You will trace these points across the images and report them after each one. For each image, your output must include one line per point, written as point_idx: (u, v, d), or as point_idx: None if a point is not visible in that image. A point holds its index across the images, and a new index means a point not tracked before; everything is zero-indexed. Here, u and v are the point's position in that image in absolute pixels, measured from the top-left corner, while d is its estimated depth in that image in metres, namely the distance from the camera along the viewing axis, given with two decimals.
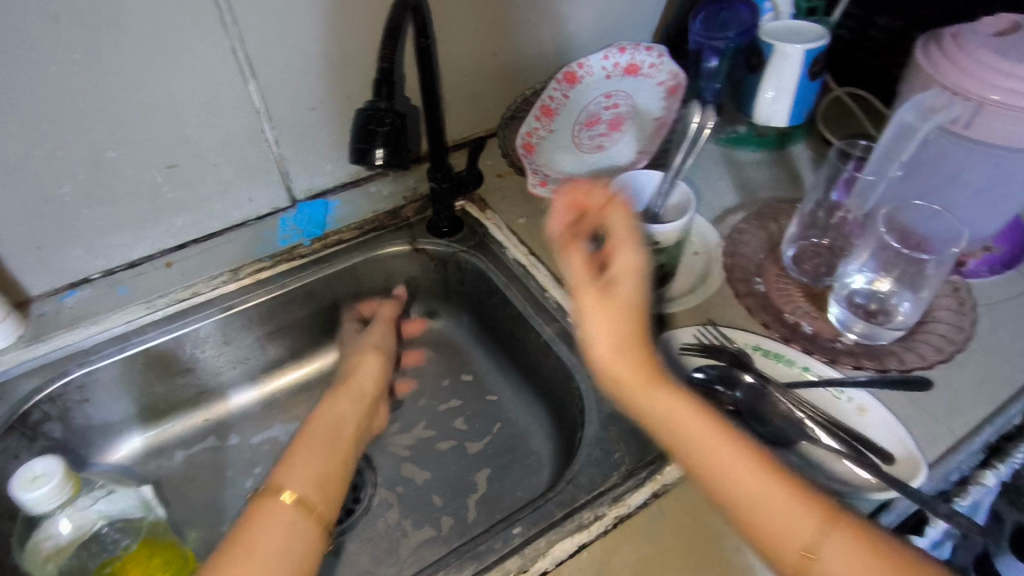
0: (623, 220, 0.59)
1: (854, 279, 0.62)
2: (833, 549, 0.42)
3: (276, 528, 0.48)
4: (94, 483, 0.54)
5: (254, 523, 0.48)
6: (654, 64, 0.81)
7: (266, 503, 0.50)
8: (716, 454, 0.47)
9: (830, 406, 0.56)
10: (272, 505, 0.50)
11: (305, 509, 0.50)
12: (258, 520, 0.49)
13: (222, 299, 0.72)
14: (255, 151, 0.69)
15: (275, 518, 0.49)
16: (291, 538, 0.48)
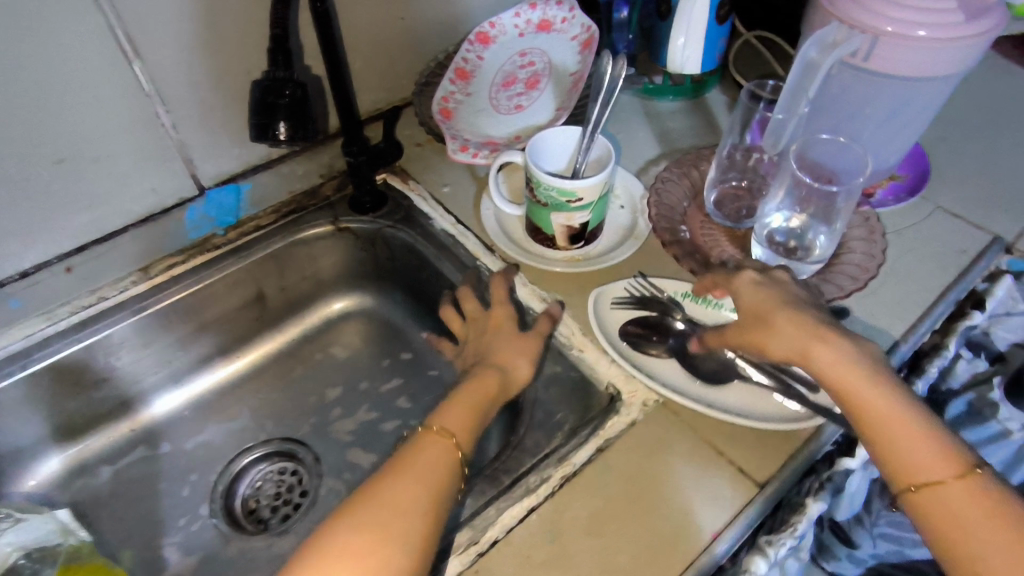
0: (545, 177, 0.58)
1: (772, 219, 0.64)
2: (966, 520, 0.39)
3: (435, 461, 0.48)
4: None
5: (414, 459, 0.48)
6: (567, 18, 0.79)
7: (428, 442, 0.49)
8: (857, 382, 0.44)
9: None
10: (436, 445, 0.49)
11: (461, 465, 0.49)
12: (424, 457, 0.48)
13: (132, 301, 0.67)
14: (151, 138, 0.64)
15: (439, 462, 0.48)
16: (451, 493, 0.47)
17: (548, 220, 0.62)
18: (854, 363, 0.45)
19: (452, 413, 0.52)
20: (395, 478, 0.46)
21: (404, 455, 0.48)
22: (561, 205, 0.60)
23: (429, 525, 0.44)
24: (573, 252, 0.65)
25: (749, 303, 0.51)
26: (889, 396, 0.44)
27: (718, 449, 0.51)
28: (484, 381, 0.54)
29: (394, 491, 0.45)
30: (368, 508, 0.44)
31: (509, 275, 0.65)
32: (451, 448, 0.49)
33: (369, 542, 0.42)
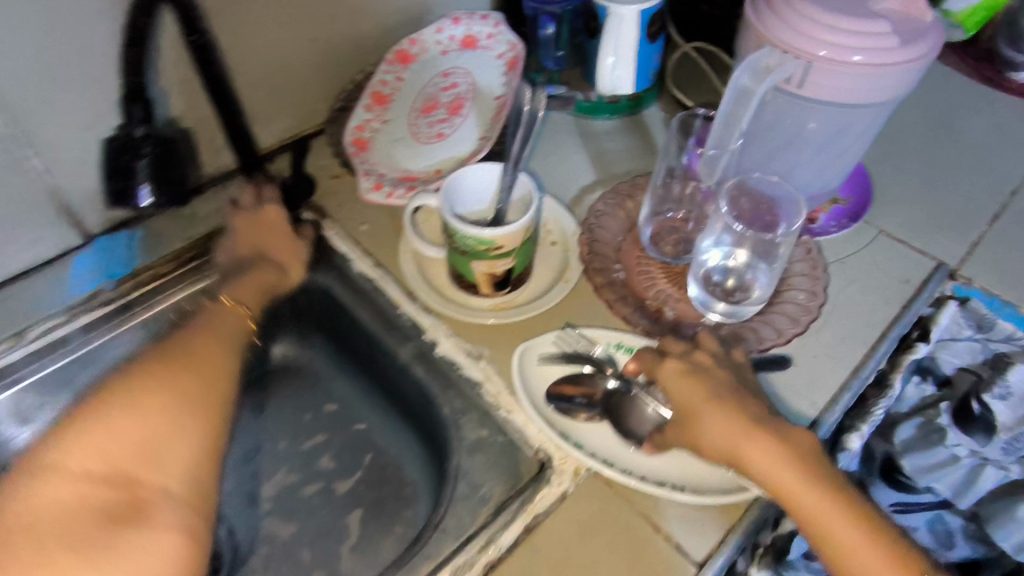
0: (459, 225, 0.53)
1: (710, 255, 0.59)
2: None
3: (230, 329, 0.54)
4: None
5: (204, 327, 0.53)
6: (492, 34, 0.74)
7: (228, 309, 0.55)
8: (813, 497, 0.44)
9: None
10: (231, 316, 0.55)
11: (251, 332, 0.56)
12: (216, 323, 0.54)
13: (6, 373, 0.59)
14: (17, 188, 0.57)
15: (230, 326, 0.54)
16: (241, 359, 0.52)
17: (468, 267, 0.57)
18: (792, 463, 0.45)
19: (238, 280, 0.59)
20: (178, 366, 0.47)
21: (201, 320, 0.53)
22: (480, 253, 0.55)
23: (225, 364, 0.50)
24: (499, 298, 0.60)
25: (689, 402, 0.49)
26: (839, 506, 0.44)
27: (656, 525, 0.48)
28: (262, 268, 0.60)
29: (211, 341, 0.51)
30: (160, 366, 0.46)
31: (432, 327, 0.60)
32: (243, 317, 0.56)
33: (159, 382, 0.45)
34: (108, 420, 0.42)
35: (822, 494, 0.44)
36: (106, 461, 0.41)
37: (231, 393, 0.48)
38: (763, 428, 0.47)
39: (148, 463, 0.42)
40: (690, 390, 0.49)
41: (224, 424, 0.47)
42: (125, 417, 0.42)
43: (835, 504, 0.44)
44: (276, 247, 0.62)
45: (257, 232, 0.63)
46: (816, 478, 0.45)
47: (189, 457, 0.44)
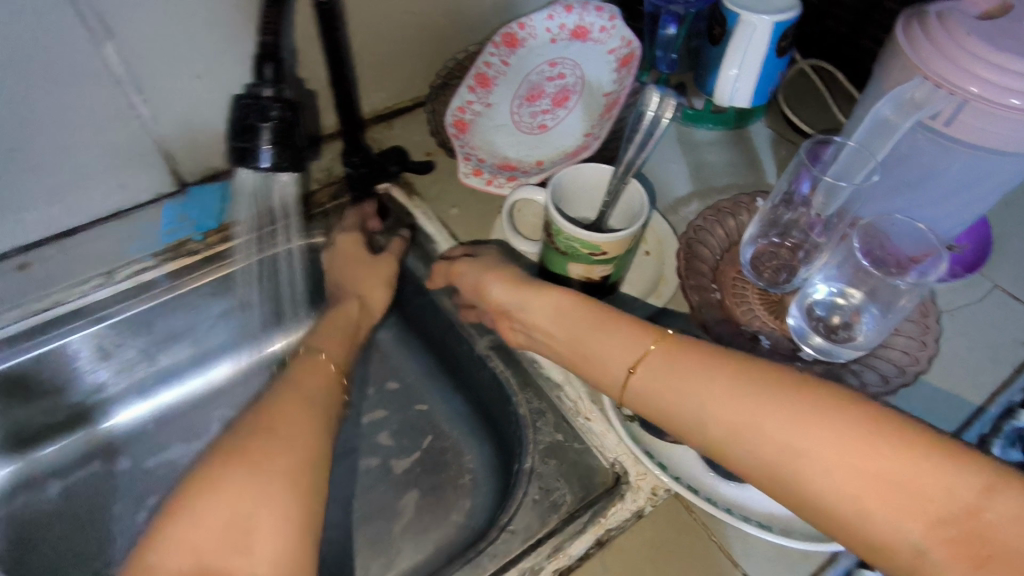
0: (566, 226, 0.51)
1: (816, 290, 0.58)
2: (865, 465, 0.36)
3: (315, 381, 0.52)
4: None
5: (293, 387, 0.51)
6: (606, 27, 0.70)
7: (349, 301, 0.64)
8: (688, 394, 0.42)
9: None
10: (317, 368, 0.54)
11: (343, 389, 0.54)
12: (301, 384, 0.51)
13: (91, 308, 0.60)
14: (124, 129, 0.56)
15: (314, 386, 0.52)
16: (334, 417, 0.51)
17: (564, 267, 0.56)
18: (681, 354, 0.44)
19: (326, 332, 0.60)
20: (264, 436, 0.44)
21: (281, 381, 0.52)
22: (582, 256, 0.53)
23: (314, 442, 0.46)
24: None
25: (575, 330, 0.50)
26: (727, 395, 0.41)
27: (734, 559, 0.46)
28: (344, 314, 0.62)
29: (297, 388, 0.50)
30: (261, 437, 0.44)
31: None
32: (328, 373, 0.54)
33: (285, 409, 0.48)
34: (219, 502, 0.40)
35: (700, 381, 0.42)
36: (197, 556, 0.39)
37: (320, 472, 0.45)
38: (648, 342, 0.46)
39: (238, 547, 0.40)
40: (572, 321, 0.50)
41: (323, 433, 0.47)
42: (236, 482, 0.41)
43: (724, 398, 0.41)
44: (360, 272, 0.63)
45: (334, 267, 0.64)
46: (689, 364, 0.43)
47: (280, 536, 0.40)
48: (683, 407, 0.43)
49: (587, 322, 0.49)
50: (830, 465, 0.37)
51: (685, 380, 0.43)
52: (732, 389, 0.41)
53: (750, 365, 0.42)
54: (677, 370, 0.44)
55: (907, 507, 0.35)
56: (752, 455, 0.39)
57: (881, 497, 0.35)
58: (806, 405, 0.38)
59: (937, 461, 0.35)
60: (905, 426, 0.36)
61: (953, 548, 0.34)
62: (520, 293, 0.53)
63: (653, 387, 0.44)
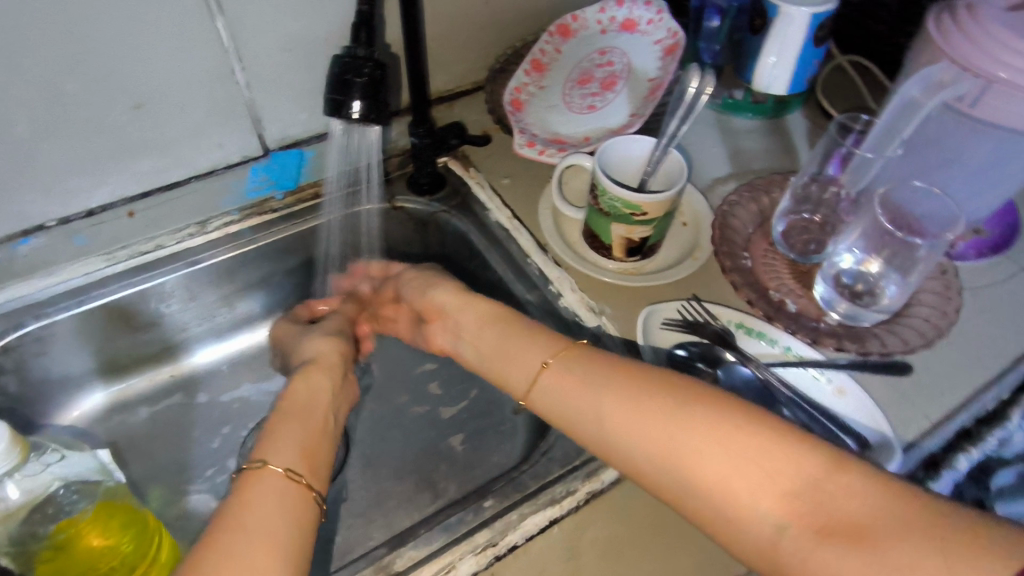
0: (611, 187, 0.57)
1: (843, 259, 0.62)
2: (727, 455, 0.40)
3: (271, 501, 0.43)
4: (41, 449, 0.52)
5: (243, 508, 0.42)
6: (654, 20, 0.76)
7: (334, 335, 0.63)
8: (589, 396, 0.47)
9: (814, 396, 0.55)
10: (270, 483, 0.44)
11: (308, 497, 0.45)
12: (252, 503, 0.42)
13: (187, 253, 0.68)
14: (223, 94, 0.64)
15: (275, 496, 0.43)
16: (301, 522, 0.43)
17: (607, 229, 0.61)
18: (592, 359, 0.49)
19: (274, 442, 0.47)
20: (234, 532, 0.40)
21: (231, 503, 0.42)
22: (624, 217, 0.59)
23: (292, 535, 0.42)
24: (627, 263, 0.64)
25: (495, 344, 0.55)
26: (615, 394, 0.46)
27: None
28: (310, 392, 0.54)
29: (248, 510, 0.42)
30: (230, 540, 0.39)
31: (558, 279, 0.64)
32: (301, 484, 0.45)
33: (251, 517, 0.41)
34: None
35: (596, 383, 0.48)
36: None
37: None
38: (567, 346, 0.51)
39: None
40: (492, 336, 0.56)
41: (302, 531, 0.42)
42: None
43: (613, 398, 0.46)
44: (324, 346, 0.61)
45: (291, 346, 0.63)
46: (596, 372, 0.48)
47: None
48: (589, 410, 0.47)
49: (506, 335, 0.55)
50: (701, 456, 0.41)
51: (594, 383, 0.48)
52: (615, 391, 0.46)
53: (645, 373, 0.46)
54: (571, 377, 0.49)
55: (764, 479, 0.39)
56: (635, 450, 0.44)
57: (741, 475, 0.39)
58: (682, 410, 0.43)
59: (784, 448, 0.39)
60: (768, 421, 0.41)
61: (803, 522, 0.37)
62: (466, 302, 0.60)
63: (562, 390, 0.49)
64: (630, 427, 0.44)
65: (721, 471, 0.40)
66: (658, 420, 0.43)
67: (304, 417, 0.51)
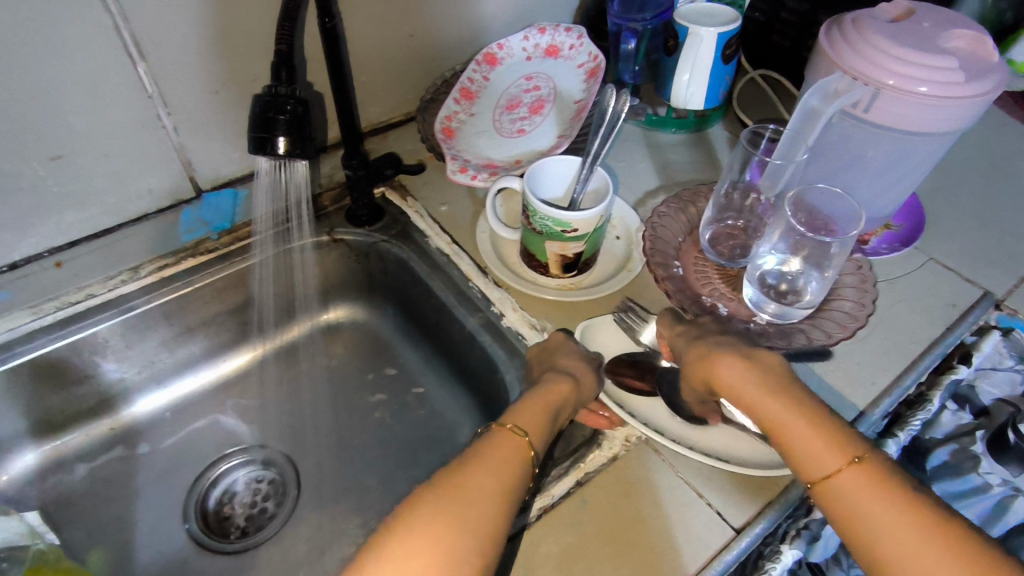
0: (542, 208, 0.58)
1: (765, 260, 0.65)
2: (898, 524, 0.41)
3: (509, 454, 0.48)
4: None
5: (490, 455, 0.47)
6: (575, 45, 0.79)
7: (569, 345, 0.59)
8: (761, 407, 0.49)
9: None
10: (510, 441, 0.49)
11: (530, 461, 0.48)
12: (496, 452, 0.47)
13: (120, 301, 0.67)
14: (147, 139, 0.64)
15: (510, 454, 0.48)
16: (526, 482, 0.48)
17: (542, 247, 0.63)
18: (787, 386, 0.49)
19: (529, 411, 0.52)
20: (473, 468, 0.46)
21: (478, 450, 0.48)
22: (556, 234, 0.60)
23: (497, 487, 0.45)
24: (566, 280, 0.66)
25: (774, 415, 0.48)
26: (920, 536, 0.41)
27: (698, 492, 0.52)
28: (556, 387, 0.53)
29: (496, 458, 0.47)
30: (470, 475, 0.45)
31: (499, 300, 0.65)
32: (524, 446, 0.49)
33: (499, 464, 0.47)
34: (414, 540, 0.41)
35: (890, 515, 0.42)
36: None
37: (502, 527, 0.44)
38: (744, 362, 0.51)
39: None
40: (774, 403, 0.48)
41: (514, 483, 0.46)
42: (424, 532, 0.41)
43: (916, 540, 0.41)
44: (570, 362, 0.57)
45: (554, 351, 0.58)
46: (763, 394, 0.49)
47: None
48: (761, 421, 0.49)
49: (781, 408, 0.48)
50: (885, 526, 0.42)
51: (766, 401, 0.49)
52: (906, 526, 0.41)
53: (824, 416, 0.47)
54: (881, 491, 0.43)
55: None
56: (849, 517, 0.43)
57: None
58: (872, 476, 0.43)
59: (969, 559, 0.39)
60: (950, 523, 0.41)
61: None
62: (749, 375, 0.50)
63: (741, 399, 0.50)
64: (808, 455, 0.46)
65: (899, 542, 0.41)
66: (840, 462, 0.45)
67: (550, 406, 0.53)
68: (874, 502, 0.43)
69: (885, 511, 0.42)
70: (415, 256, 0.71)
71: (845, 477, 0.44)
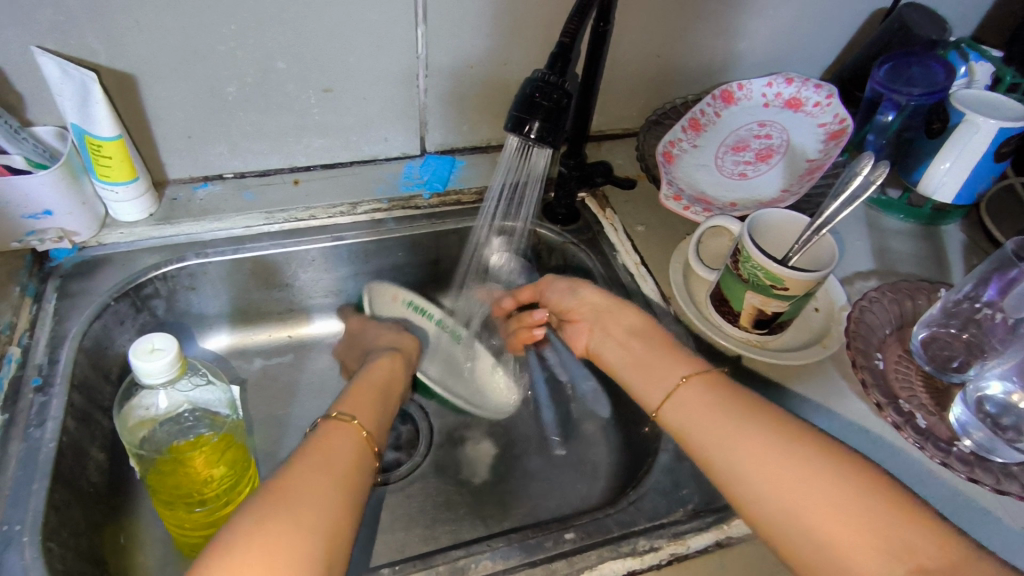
0: (754, 255, 0.56)
1: (990, 385, 0.57)
2: (775, 455, 0.42)
3: (347, 447, 0.48)
4: (195, 370, 0.59)
5: (320, 447, 0.47)
6: (821, 103, 0.74)
7: (371, 325, 0.70)
8: (652, 358, 0.53)
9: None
10: (340, 431, 0.49)
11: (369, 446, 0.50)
12: (326, 443, 0.48)
13: (334, 229, 0.73)
14: (403, 93, 0.70)
15: (346, 446, 0.48)
16: (364, 467, 0.48)
17: (740, 296, 0.60)
18: (652, 328, 0.56)
19: (355, 399, 0.55)
20: (303, 463, 0.45)
21: (309, 444, 0.47)
22: (762, 286, 0.57)
23: (331, 493, 0.43)
24: (752, 336, 0.62)
25: (641, 360, 0.54)
26: (778, 455, 0.42)
27: None
28: (378, 366, 0.60)
29: (325, 448, 0.47)
30: (296, 480, 0.43)
31: (676, 333, 0.63)
32: (359, 434, 0.50)
33: (332, 453, 0.47)
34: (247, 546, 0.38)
35: (741, 411, 0.46)
36: None
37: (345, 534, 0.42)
38: (642, 315, 0.57)
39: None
40: (643, 350, 0.54)
41: (352, 487, 0.45)
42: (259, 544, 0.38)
43: (755, 429, 0.44)
44: (386, 335, 0.68)
45: (365, 333, 0.70)
46: (654, 344, 0.54)
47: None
48: (645, 375, 0.53)
49: (651, 349, 0.54)
50: (763, 453, 0.43)
51: (650, 353, 0.54)
52: (781, 448, 0.43)
53: (688, 356, 0.52)
54: (722, 414, 0.46)
55: (895, 556, 0.37)
56: (731, 463, 0.44)
57: (872, 533, 0.38)
58: (739, 404, 0.46)
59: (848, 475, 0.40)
60: (821, 442, 0.43)
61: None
62: (612, 305, 0.59)
63: (633, 352, 0.55)
64: (679, 399, 0.49)
65: (778, 471, 0.42)
66: (700, 395, 0.48)
67: (382, 394, 0.58)
68: (732, 431, 0.45)
69: (749, 440, 0.44)
70: (598, 266, 0.71)
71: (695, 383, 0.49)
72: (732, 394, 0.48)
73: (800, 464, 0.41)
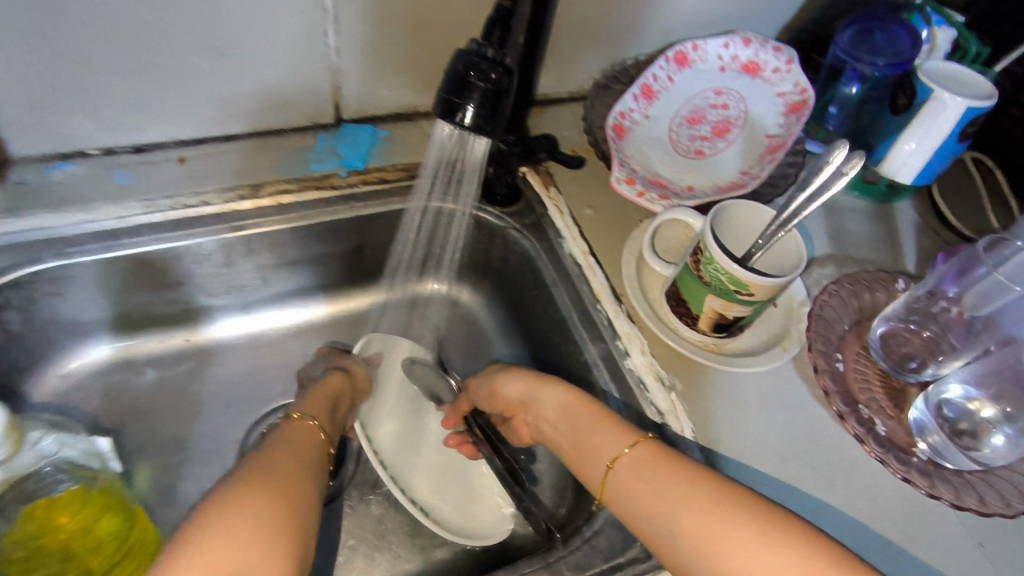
0: (718, 257, 0.50)
1: (949, 388, 0.54)
2: (716, 531, 0.40)
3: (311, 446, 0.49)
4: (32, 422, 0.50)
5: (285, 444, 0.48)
6: (780, 69, 0.66)
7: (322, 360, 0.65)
8: (584, 428, 0.50)
9: (887, 541, 0.50)
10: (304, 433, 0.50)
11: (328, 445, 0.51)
12: (289, 441, 0.48)
13: (231, 217, 0.61)
14: (310, 52, 0.57)
15: (308, 445, 0.49)
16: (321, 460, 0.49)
17: (700, 298, 0.55)
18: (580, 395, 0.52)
19: (314, 400, 0.55)
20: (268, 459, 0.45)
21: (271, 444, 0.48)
22: (724, 290, 0.52)
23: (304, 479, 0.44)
24: (709, 338, 0.58)
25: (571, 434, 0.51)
26: (720, 531, 0.40)
27: None
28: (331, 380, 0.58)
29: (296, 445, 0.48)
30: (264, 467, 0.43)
31: (628, 337, 0.58)
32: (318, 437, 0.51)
33: (296, 452, 0.47)
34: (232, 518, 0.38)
35: (675, 488, 0.43)
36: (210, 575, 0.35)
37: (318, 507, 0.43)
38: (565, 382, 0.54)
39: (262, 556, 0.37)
40: (572, 420, 0.51)
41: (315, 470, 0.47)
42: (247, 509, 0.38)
43: (691, 509, 0.41)
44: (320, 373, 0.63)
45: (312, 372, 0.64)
46: (583, 410, 0.51)
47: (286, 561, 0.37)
48: (580, 447, 0.50)
49: (581, 417, 0.50)
50: (705, 528, 0.40)
51: (580, 421, 0.50)
52: (721, 520, 0.40)
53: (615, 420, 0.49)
54: (659, 488, 0.43)
55: None
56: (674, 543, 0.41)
57: None
58: (673, 470, 0.44)
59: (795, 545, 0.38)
60: (761, 508, 0.40)
61: None
62: (534, 386, 0.55)
63: (563, 417, 0.52)
64: (616, 473, 0.46)
65: (723, 549, 0.39)
66: (633, 467, 0.45)
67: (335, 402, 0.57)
68: (669, 505, 0.42)
69: (687, 515, 0.41)
70: (542, 257, 0.63)
71: (629, 458, 0.46)
72: (665, 461, 0.45)
73: (744, 539, 0.39)
